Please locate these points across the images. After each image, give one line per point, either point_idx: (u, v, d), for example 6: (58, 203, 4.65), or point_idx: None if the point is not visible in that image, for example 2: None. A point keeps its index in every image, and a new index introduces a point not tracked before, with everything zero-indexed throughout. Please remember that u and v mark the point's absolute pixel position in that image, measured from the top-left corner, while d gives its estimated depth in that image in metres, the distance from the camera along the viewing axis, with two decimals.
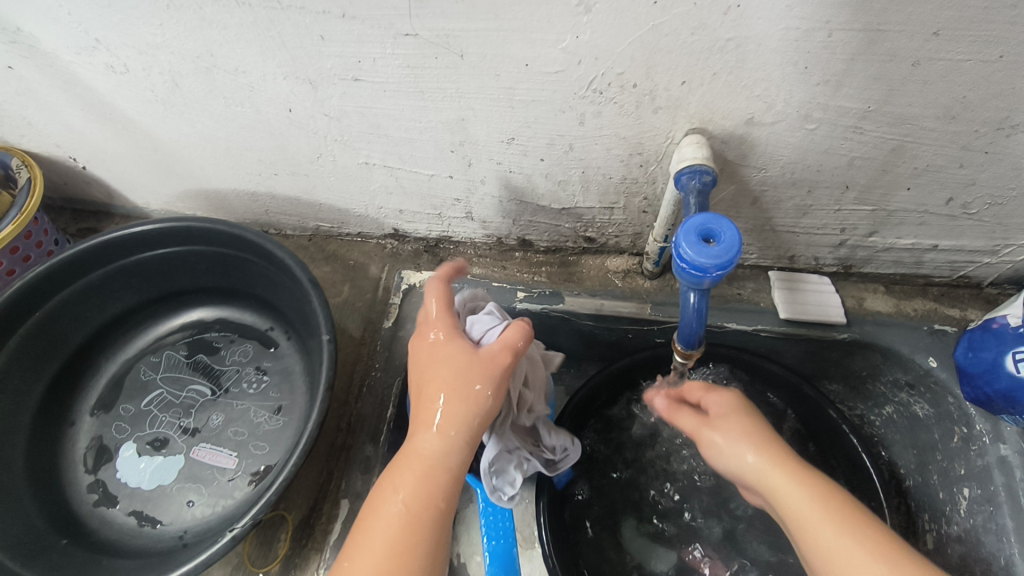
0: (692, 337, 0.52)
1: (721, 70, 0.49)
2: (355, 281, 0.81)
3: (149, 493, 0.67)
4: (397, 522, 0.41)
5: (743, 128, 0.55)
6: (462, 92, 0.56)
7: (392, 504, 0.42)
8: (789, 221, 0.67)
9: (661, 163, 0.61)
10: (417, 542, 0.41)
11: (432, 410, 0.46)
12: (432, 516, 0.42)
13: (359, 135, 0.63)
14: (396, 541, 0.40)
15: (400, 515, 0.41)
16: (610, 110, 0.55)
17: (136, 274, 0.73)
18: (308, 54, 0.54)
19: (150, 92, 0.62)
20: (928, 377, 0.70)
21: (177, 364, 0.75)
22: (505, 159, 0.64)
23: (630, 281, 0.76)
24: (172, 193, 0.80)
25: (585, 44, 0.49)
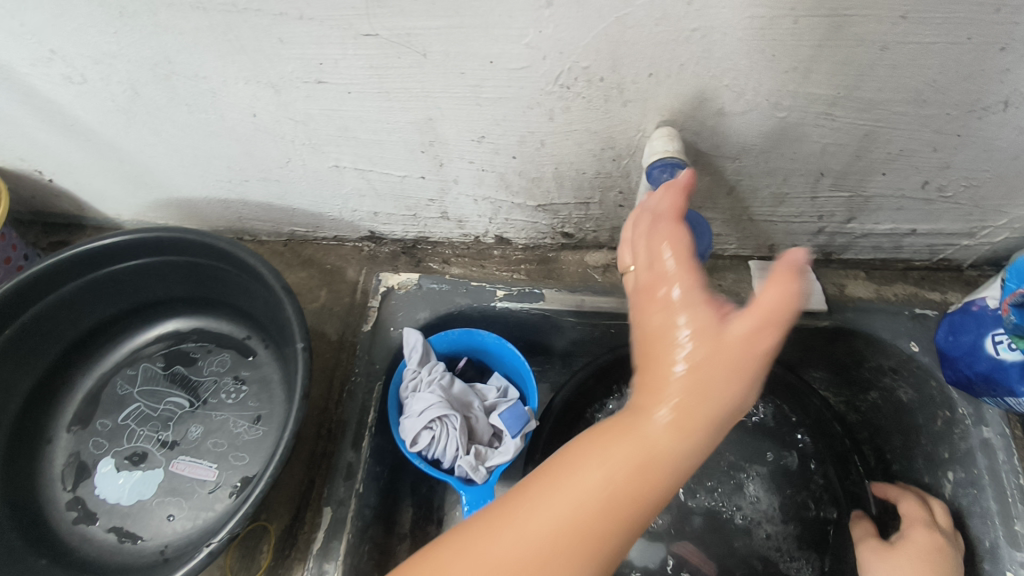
0: None
1: (688, 61, 0.49)
2: (332, 285, 0.80)
3: (128, 509, 0.66)
4: (561, 523, 0.36)
5: (713, 119, 0.54)
6: (428, 92, 0.55)
7: (596, 475, 0.36)
8: (765, 210, 0.67)
9: (634, 156, 0.60)
10: (593, 540, 0.36)
11: (664, 371, 0.38)
12: (628, 504, 0.36)
13: (327, 138, 0.62)
14: (591, 533, 0.36)
15: (565, 518, 0.36)
16: (579, 105, 0.54)
17: (107, 287, 0.72)
18: (269, 57, 0.53)
19: (111, 102, 0.60)
20: (911, 362, 0.70)
21: (154, 377, 0.74)
22: (477, 157, 0.63)
23: (610, 276, 0.76)
24: (142, 202, 0.78)
25: (549, 38, 0.48)
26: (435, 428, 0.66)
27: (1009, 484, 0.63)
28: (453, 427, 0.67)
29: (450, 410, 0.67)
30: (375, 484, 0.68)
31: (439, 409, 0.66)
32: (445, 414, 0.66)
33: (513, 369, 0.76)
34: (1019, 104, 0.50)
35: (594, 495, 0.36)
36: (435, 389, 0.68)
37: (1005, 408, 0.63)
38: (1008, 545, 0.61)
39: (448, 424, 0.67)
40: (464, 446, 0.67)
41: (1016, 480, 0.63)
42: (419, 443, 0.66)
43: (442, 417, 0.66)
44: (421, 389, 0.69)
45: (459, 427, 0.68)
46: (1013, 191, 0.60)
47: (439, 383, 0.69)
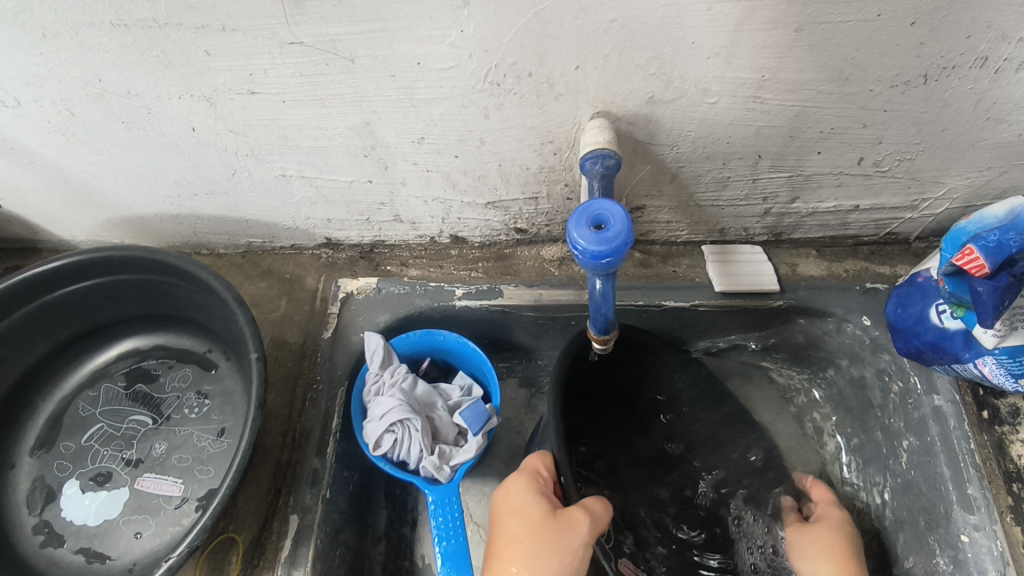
0: (603, 321, 0.53)
1: (612, 52, 0.49)
2: (292, 294, 0.80)
3: (95, 529, 0.66)
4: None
5: (646, 107, 0.55)
6: (362, 96, 0.55)
7: None
8: (710, 195, 0.67)
9: (574, 149, 0.61)
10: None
11: None
12: None
13: (269, 148, 0.62)
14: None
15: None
16: (512, 101, 0.55)
17: (62, 309, 0.71)
18: (199, 71, 0.53)
19: (47, 123, 0.60)
20: (864, 336, 0.71)
21: (116, 397, 0.74)
22: (420, 159, 0.63)
23: (566, 269, 0.76)
24: (95, 222, 0.78)
25: (472, 37, 0.48)
26: (397, 429, 0.67)
27: (960, 449, 0.63)
28: (415, 429, 0.68)
29: (412, 411, 0.68)
30: (343, 489, 0.69)
31: (399, 411, 0.67)
32: (406, 416, 0.67)
33: (474, 367, 0.77)
34: (938, 77, 0.51)
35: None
36: (398, 392, 0.69)
37: (954, 373, 0.64)
38: (961, 510, 0.62)
39: (410, 425, 0.67)
40: (427, 446, 0.68)
41: (967, 445, 0.63)
42: (381, 446, 0.67)
43: (404, 418, 0.67)
44: (382, 392, 0.69)
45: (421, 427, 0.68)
46: (946, 162, 0.61)
47: (401, 386, 0.70)
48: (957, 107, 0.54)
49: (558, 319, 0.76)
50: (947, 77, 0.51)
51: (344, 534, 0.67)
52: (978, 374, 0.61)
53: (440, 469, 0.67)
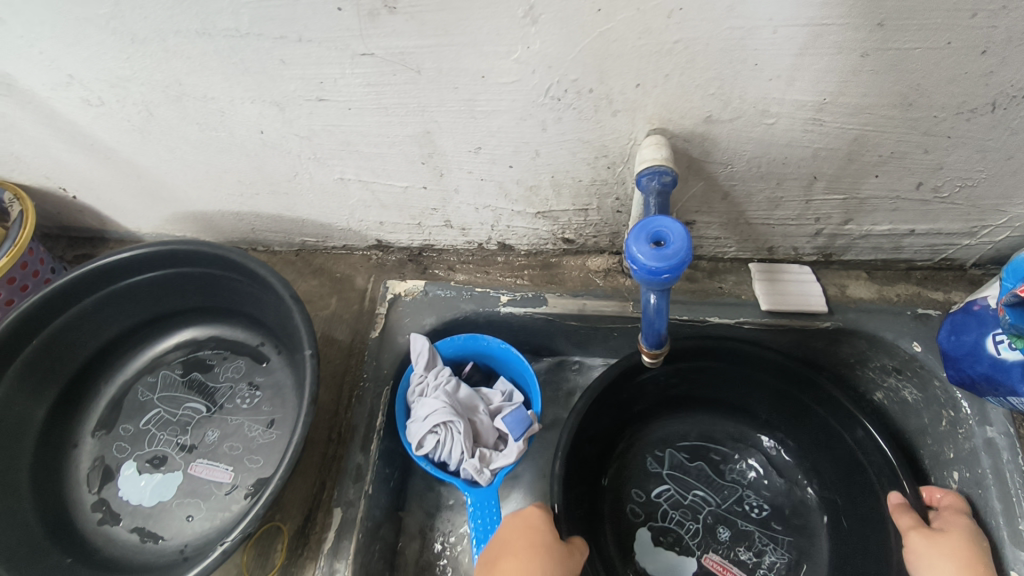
0: (654, 337, 0.54)
1: (673, 71, 0.50)
2: (342, 293, 0.83)
3: (150, 510, 0.69)
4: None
5: (703, 126, 0.55)
6: (424, 107, 0.57)
7: None
8: (762, 213, 0.67)
9: (627, 164, 0.61)
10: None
11: None
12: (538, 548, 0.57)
13: (331, 152, 0.64)
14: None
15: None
16: (571, 115, 0.56)
17: (127, 298, 0.75)
18: (272, 78, 0.55)
19: (127, 122, 0.64)
20: (914, 362, 0.70)
21: (173, 384, 0.78)
22: (475, 168, 0.65)
23: (611, 280, 0.77)
24: (161, 216, 0.82)
25: (536, 53, 0.49)
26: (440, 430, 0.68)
27: (1014, 484, 0.62)
28: (457, 431, 0.68)
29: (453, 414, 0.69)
30: (384, 486, 0.71)
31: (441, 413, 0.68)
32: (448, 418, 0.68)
33: (516, 372, 0.77)
34: (1007, 105, 0.50)
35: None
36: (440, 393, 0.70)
37: (1009, 407, 0.62)
38: (1012, 545, 0.60)
39: (451, 426, 0.68)
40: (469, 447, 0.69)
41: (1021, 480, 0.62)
42: (424, 447, 0.68)
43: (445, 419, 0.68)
44: (427, 394, 0.71)
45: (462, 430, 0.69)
46: (1009, 190, 0.60)
47: (445, 389, 0.71)
48: None
49: (600, 330, 0.77)
50: (1017, 106, 0.50)
51: (383, 529, 0.70)
52: None
53: (480, 472, 0.67)
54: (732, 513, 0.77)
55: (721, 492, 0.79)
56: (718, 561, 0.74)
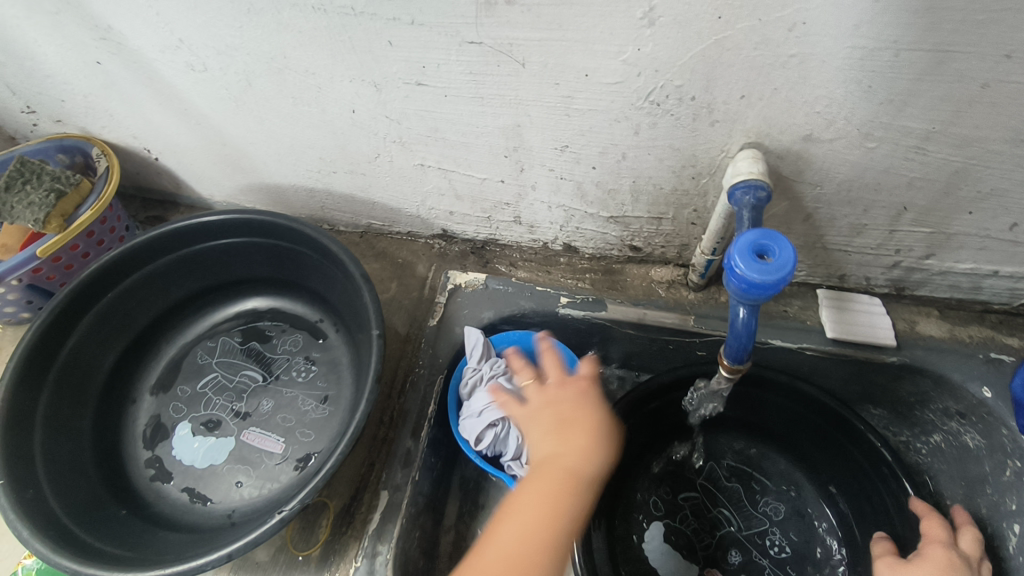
0: (740, 352, 0.50)
1: (782, 86, 0.49)
2: (403, 279, 0.84)
3: (201, 472, 0.70)
4: (522, 536, 0.49)
5: (800, 144, 0.55)
6: (521, 100, 0.57)
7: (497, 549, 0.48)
8: (841, 240, 0.66)
9: (714, 176, 0.61)
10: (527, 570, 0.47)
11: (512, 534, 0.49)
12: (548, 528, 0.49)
13: (417, 137, 0.65)
14: None
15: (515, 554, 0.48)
16: (667, 121, 0.56)
17: (198, 262, 0.76)
18: (377, 58, 0.56)
19: (225, 90, 0.65)
20: (981, 408, 0.68)
21: (232, 350, 0.79)
22: (558, 166, 0.65)
23: (674, 292, 0.76)
24: (236, 185, 0.83)
25: (646, 56, 0.49)
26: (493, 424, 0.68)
27: None
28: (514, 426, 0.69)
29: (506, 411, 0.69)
30: (428, 474, 0.71)
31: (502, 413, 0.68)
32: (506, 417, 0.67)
33: None
34: None
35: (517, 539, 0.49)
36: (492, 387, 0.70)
37: None
38: None
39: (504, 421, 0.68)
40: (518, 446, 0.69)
41: None
42: (482, 442, 0.68)
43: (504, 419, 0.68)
44: (480, 387, 0.70)
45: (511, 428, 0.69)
46: None
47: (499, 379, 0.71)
48: None
49: (656, 341, 0.77)
50: None
51: (422, 517, 0.70)
52: None
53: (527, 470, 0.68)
54: (753, 543, 0.75)
55: (748, 520, 0.77)
56: None
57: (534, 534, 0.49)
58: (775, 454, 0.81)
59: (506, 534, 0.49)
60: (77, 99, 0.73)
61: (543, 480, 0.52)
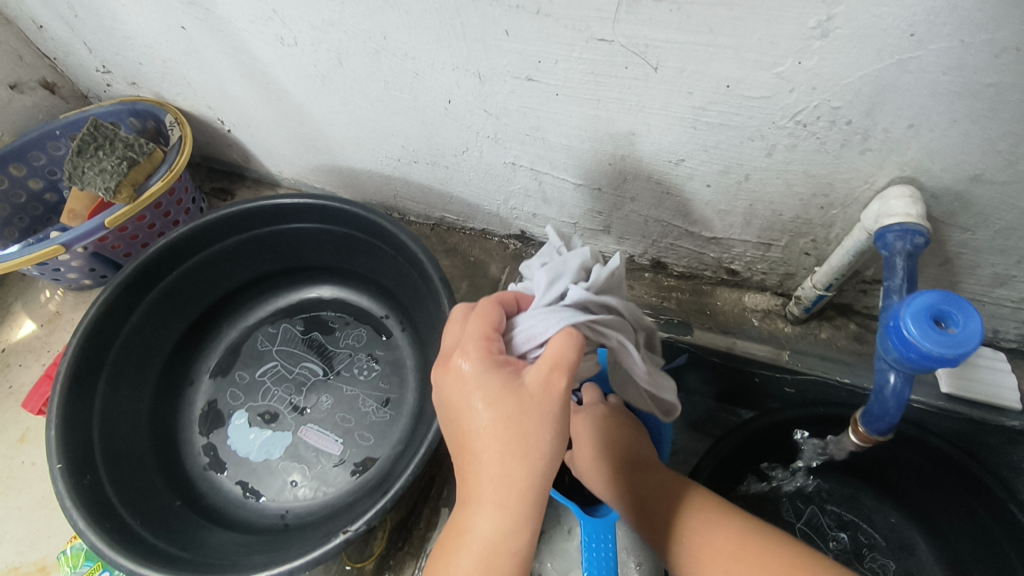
0: (883, 422, 0.44)
1: (964, 117, 0.42)
2: (474, 279, 0.79)
3: (256, 466, 0.67)
4: (486, 541, 0.38)
5: (965, 184, 0.47)
6: (643, 106, 0.51)
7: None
8: (979, 288, 0.59)
9: (847, 208, 0.54)
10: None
11: (465, 542, 0.38)
12: (527, 503, 0.38)
13: (515, 135, 0.60)
14: None
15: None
16: (809, 145, 0.49)
17: (267, 244, 0.73)
18: (488, 48, 0.50)
19: (312, 68, 0.60)
20: None
21: (293, 339, 0.75)
22: (667, 179, 0.59)
23: (769, 323, 0.71)
24: (308, 164, 0.79)
25: (807, 71, 0.43)
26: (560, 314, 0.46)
27: None
28: None
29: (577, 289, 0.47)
30: None
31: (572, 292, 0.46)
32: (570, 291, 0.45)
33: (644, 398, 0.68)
34: None
35: (507, 463, 0.38)
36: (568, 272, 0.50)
37: None
38: None
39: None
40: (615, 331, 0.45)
41: None
42: None
43: (572, 305, 0.43)
44: None
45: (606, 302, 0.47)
46: None
47: None
48: None
49: (743, 373, 0.71)
50: None
51: None
52: None
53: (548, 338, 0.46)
54: None
55: None
56: None
57: (510, 492, 0.38)
58: (886, 509, 0.74)
59: (487, 489, 0.38)
60: (156, 63, 0.69)
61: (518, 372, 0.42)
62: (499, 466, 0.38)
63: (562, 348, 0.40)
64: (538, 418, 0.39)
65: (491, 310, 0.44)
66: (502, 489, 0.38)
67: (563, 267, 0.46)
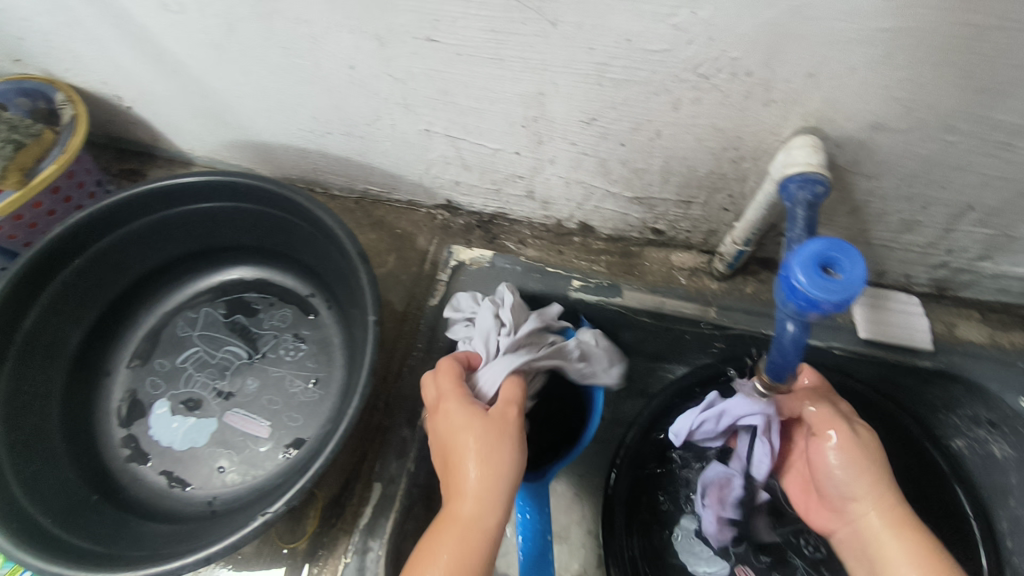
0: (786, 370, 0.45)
1: (859, 65, 0.42)
2: (402, 252, 0.77)
3: (181, 455, 0.66)
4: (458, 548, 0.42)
5: (865, 132, 0.48)
6: (546, 65, 0.49)
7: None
8: (888, 235, 0.60)
9: (757, 161, 0.54)
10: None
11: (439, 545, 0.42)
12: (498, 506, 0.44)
13: (424, 100, 0.58)
14: None
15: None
16: (713, 98, 0.48)
17: (178, 226, 0.69)
18: (381, 8, 0.48)
19: (204, 36, 0.57)
20: (1017, 419, 0.63)
21: (215, 323, 0.73)
22: (582, 140, 0.58)
23: (696, 281, 0.71)
24: (218, 140, 0.76)
25: (701, 22, 0.42)
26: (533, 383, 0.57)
27: None
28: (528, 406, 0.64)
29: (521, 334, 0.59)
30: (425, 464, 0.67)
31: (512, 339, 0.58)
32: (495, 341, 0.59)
33: None
34: None
35: (479, 467, 0.45)
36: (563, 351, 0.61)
37: None
38: None
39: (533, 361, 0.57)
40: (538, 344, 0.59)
41: None
42: None
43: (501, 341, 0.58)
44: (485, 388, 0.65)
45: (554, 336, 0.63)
46: None
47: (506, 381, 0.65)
48: None
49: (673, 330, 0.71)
50: None
51: (418, 509, 0.66)
52: None
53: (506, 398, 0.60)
54: None
55: None
56: None
57: (490, 481, 0.44)
58: None
59: (467, 483, 0.44)
60: (37, 37, 0.64)
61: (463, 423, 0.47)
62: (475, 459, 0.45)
63: (510, 391, 0.52)
64: (499, 439, 0.46)
65: (454, 366, 0.54)
66: (478, 477, 0.44)
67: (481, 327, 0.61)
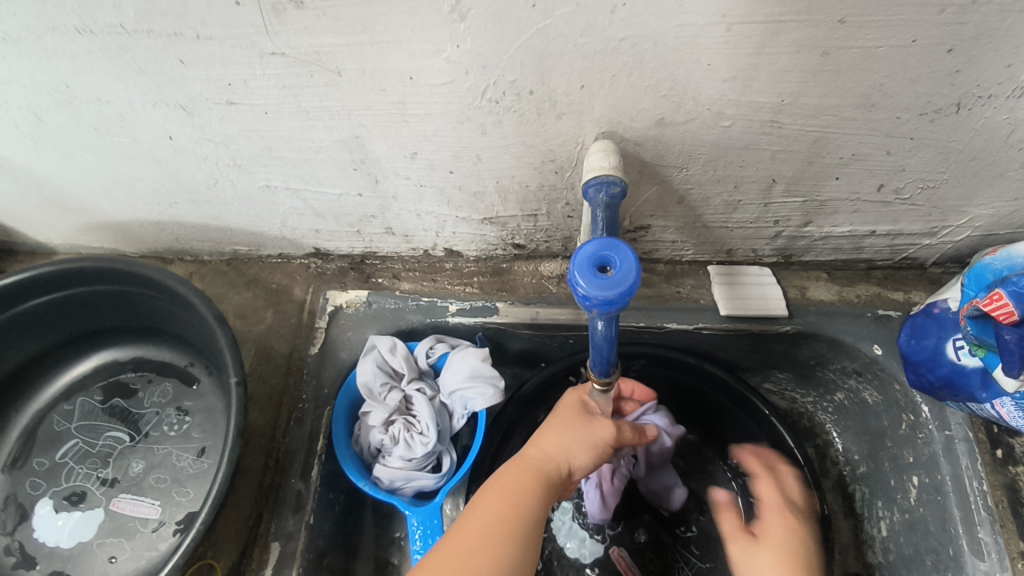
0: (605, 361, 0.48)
1: (620, 72, 0.45)
2: (279, 306, 0.77)
3: (69, 553, 0.63)
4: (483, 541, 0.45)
5: (655, 129, 0.51)
6: (349, 110, 0.51)
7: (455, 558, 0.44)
8: (719, 216, 0.64)
9: (576, 169, 0.57)
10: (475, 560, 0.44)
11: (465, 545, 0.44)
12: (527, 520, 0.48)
13: (252, 158, 0.58)
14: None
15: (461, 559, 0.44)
16: (512, 119, 0.51)
17: (35, 320, 0.68)
18: (173, 79, 0.49)
19: (15, 128, 0.56)
20: (874, 365, 0.68)
21: (92, 412, 0.71)
22: (413, 174, 0.59)
23: (565, 286, 0.73)
24: (71, 226, 0.74)
25: (468, 53, 0.44)
26: (406, 454, 0.66)
27: (972, 489, 0.61)
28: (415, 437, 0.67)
29: (386, 401, 0.69)
30: (328, 512, 0.66)
31: (379, 412, 0.68)
32: (370, 410, 0.69)
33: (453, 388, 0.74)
34: (972, 105, 0.47)
35: (531, 488, 0.50)
36: (425, 399, 0.69)
37: (969, 411, 0.62)
38: (971, 554, 0.60)
39: (403, 434, 0.67)
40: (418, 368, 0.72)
41: (979, 485, 0.61)
42: (388, 477, 0.65)
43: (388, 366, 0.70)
44: (374, 430, 0.68)
45: (421, 382, 0.71)
46: (971, 190, 0.57)
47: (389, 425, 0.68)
48: (989, 137, 0.50)
49: (555, 338, 0.73)
50: (981, 106, 0.47)
51: (327, 559, 0.65)
52: (995, 415, 0.58)
53: (401, 439, 0.67)
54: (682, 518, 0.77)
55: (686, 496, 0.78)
56: (624, 557, 0.75)
57: (525, 509, 0.49)
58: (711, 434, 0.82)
59: (516, 500, 0.49)
60: None
61: (525, 474, 0.51)
62: (527, 480, 0.51)
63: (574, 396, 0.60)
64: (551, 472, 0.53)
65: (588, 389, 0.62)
66: (523, 496, 0.49)
67: (367, 375, 0.68)
